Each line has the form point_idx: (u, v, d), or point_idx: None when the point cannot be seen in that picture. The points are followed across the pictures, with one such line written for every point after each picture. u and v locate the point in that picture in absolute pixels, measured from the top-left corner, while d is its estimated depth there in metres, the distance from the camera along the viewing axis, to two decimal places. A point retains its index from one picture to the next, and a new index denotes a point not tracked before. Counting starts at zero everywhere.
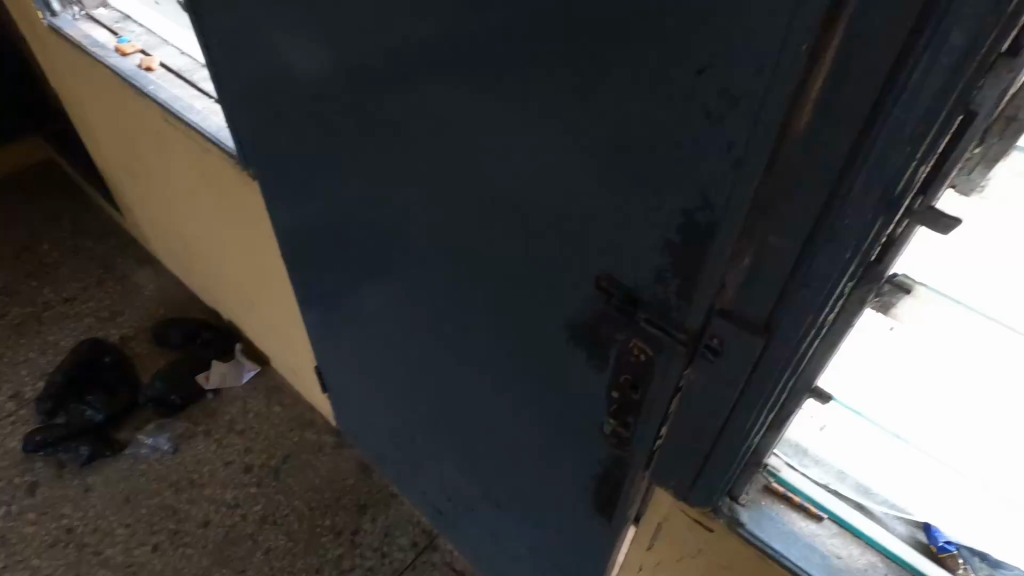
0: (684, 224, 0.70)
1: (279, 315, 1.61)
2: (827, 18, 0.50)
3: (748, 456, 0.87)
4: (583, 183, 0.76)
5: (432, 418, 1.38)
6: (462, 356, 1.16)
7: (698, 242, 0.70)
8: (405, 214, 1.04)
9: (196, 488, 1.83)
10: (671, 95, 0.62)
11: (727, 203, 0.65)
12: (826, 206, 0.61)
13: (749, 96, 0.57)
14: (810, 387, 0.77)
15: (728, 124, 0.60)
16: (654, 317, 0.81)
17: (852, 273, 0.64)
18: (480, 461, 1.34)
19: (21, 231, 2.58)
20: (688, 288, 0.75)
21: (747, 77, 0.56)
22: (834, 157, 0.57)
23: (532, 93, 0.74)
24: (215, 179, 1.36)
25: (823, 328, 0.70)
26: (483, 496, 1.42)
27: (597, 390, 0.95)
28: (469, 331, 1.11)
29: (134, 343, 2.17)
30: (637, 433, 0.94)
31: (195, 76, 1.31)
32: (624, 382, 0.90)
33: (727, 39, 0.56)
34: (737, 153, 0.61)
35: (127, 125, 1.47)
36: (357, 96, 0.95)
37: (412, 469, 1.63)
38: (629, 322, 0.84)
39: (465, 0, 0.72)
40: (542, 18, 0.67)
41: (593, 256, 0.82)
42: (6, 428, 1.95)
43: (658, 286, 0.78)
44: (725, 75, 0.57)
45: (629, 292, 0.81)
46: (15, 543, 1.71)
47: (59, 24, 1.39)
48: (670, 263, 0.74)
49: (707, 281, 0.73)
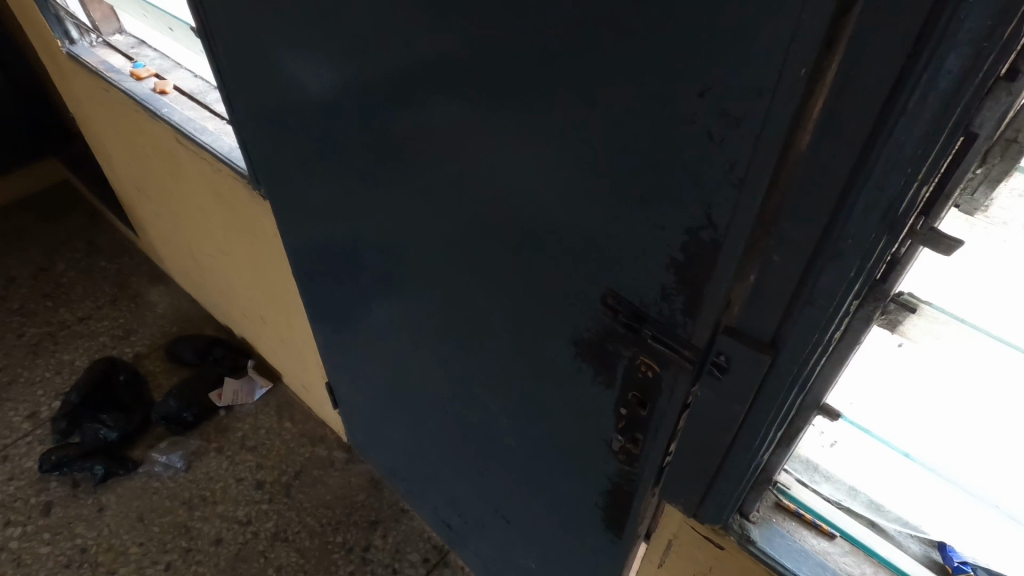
0: (688, 243, 0.70)
1: (290, 332, 1.63)
2: (825, 42, 0.51)
3: (758, 472, 0.87)
4: (588, 203, 0.77)
5: (442, 434, 1.39)
6: (470, 373, 1.17)
7: (701, 262, 0.71)
8: (414, 234, 1.06)
9: (209, 506, 1.84)
10: (673, 116, 0.63)
11: (730, 222, 0.65)
12: (828, 226, 0.61)
13: (750, 117, 0.57)
14: (818, 404, 0.78)
15: (729, 145, 0.60)
16: (660, 334, 0.81)
17: (857, 291, 0.65)
18: (490, 478, 1.34)
19: (38, 251, 2.63)
20: (693, 307, 0.75)
21: (747, 100, 0.57)
22: (835, 178, 0.58)
23: (536, 115, 0.75)
24: (227, 200, 1.38)
25: (831, 345, 0.71)
26: (493, 513, 1.42)
27: (605, 408, 0.96)
28: (477, 348, 1.12)
29: (147, 361, 2.20)
30: (646, 451, 0.93)
31: (207, 98, 1.34)
32: (632, 399, 0.90)
33: (727, 62, 0.56)
34: (739, 174, 0.61)
35: (142, 148, 1.50)
36: (364, 118, 0.97)
37: (423, 486, 1.63)
38: (635, 338, 0.84)
39: (470, 25, 0.74)
40: (545, 41, 0.68)
41: (599, 274, 0.82)
42: (23, 448, 1.98)
43: (663, 304, 0.78)
44: (725, 98, 0.58)
45: (634, 309, 0.81)
46: (30, 563, 1.73)
47: (77, 51, 1.43)
48: (675, 281, 0.75)
49: (712, 299, 0.73)
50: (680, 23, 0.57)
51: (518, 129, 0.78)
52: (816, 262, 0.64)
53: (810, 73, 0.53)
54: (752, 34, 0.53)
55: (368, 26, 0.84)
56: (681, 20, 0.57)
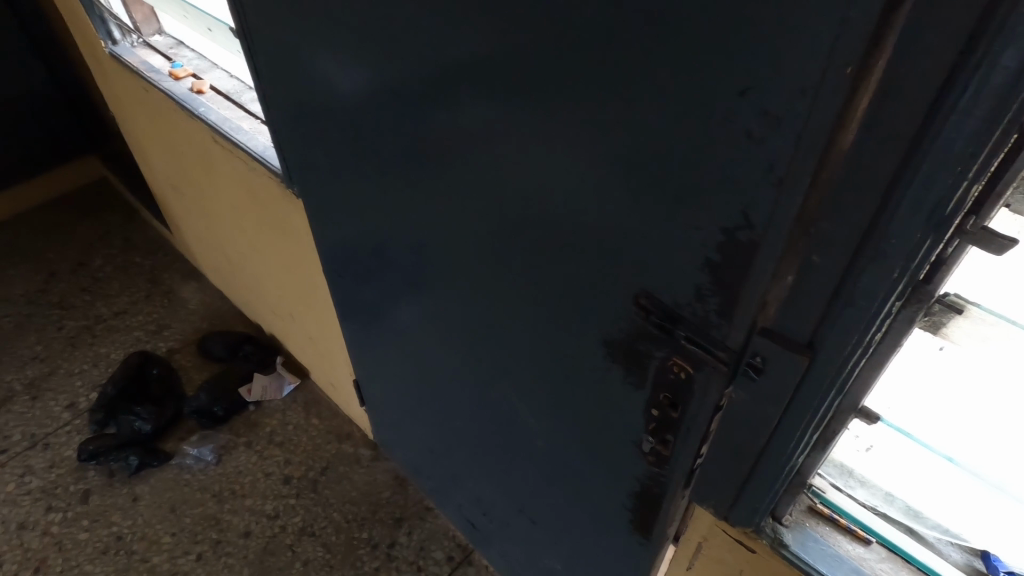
0: (724, 243, 0.70)
1: (318, 329, 1.65)
2: (873, 38, 0.51)
3: (792, 475, 0.86)
4: (622, 201, 0.77)
5: (468, 433, 1.40)
6: (499, 371, 1.18)
7: (739, 262, 0.70)
8: (447, 232, 1.07)
9: (238, 499, 1.87)
10: (712, 114, 0.63)
11: (769, 220, 0.65)
12: (871, 226, 0.61)
13: (792, 116, 0.57)
14: (856, 407, 0.77)
15: (769, 144, 0.60)
16: (694, 334, 0.80)
17: (900, 293, 0.64)
18: (516, 477, 1.35)
19: (76, 247, 2.71)
20: (729, 309, 0.74)
21: (789, 99, 0.56)
22: (879, 178, 0.58)
23: (571, 114, 0.76)
24: (260, 199, 1.42)
25: (871, 347, 0.70)
26: (518, 512, 1.43)
27: (634, 408, 0.95)
28: (507, 347, 1.12)
29: (179, 355, 2.25)
30: (677, 453, 0.93)
31: (243, 97, 1.37)
32: (663, 400, 0.89)
33: (766, 61, 0.56)
34: (779, 173, 0.61)
35: (178, 146, 1.54)
36: (399, 117, 0.98)
37: (448, 483, 1.64)
38: (668, 339, 0.83)
39: (508, 25, 0.75)
40: (583, 40, 0.69)
41: (632, 274, 0.83)
42: (62, 437, 2.04)
43: (698, 304, 0.77)
44: (766, 97, 0.58)
45: (668, 309, 0.81)
46: (69, 550, 1.78)
47: (119, 51, 1.47)
48: (710, 281, 0.74)
49: (749, 299, 0.72)
50: (722, 20, 0.58)
51: (552, 128, 0.79)
52: (857, 261, 0.64)
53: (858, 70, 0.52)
54: (795, 31, 0.53)
55: (408, 24, 0.85)
56: (722, 18, 0.57)
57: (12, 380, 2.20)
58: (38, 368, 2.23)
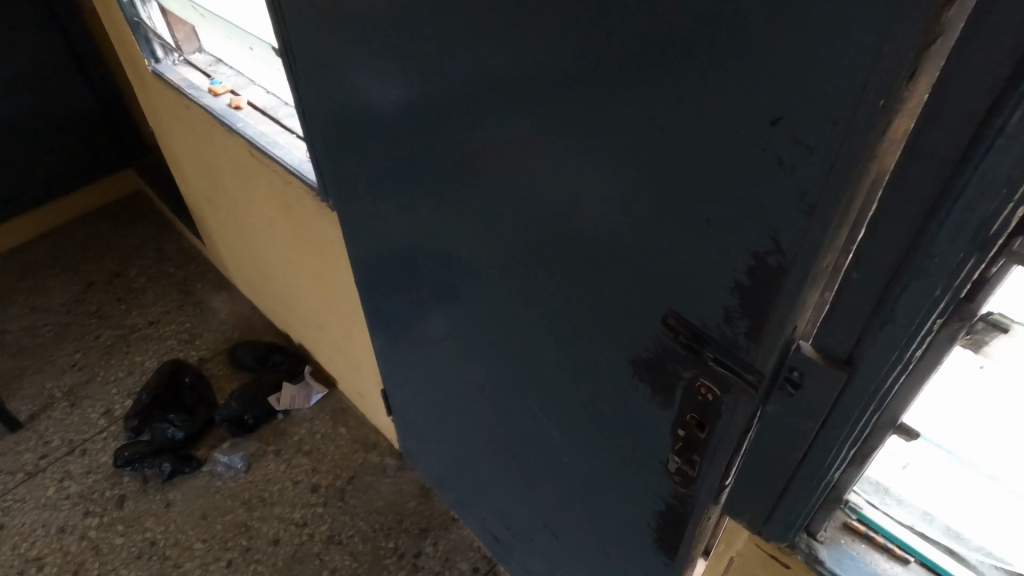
0: (754, 266, 0.71)
1: (348, 338, 1.68)
2: (907, 70, 0.52)
3: (827, 492, 0.86)
4: (654, 222, 0.79)
5: (494, 446, 1.41)
6: (528, 386, 1.19)
7: (766, 286, 0.72)
8: (481, 249, 1.09)
9: (268, 506, 1.90)
10: (744, 141, 0.64)
11: (799, 246, 0.66)
12: (913, 245, 0.62)
13: (825, 145, 0.58)
14: (895, 424, 0.77)
15: (801, 172, 0.62)
16: (721, 356, 0.82)
17: (941, 311, 0.64)
18: (542, 491, 1.35)
19: (112, 258, 2.78)
20: (758, 330, 0.75)
21: (822, 129, 0.58)
22: (920, 197, 0.58)
23: (607, 137, 0.78)
24: (295, 212, 1.45)
25: (911, 364, 0.70)
26: (542, 527, 1.43)
27: (661, 427, 0.96)
28: (536, 362, 1.14)
29: (211, 364, 2.30)
30: (703, 472, 0.94)
31: (280, 113, 1.41)
32: (690, 420, 0.91)
33: (801, 92, 0.58)
34: (812, 200, 0.62)
35: (216, 160, 1.59)
36: (436, 135, 1.02)
37: (472, 496, 1.65)
38: (696, 360, 0.85)
39: (547, 52, 0.77)
40: (620, 65, 0.71)
41: (662, 294, 0.84)
42: (98, 443, 2.08)
43: (725, 326, 0.79)
44: (798, 127, 0.59)
45: (697, 331, 0.83)
46: (106, 553, 1.81)
47: (161, 69, 1.53)
48: (739, 303, 0.76)
49: (776, 323, 0.73)
50: (754, 53, 0.59)
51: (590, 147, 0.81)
52: (897, 280, 0.64)
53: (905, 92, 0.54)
54: (826, 68, 0.55)
55: (450, 46, 0.88)
56: (762, 45, 0.58)
57: (51, 387, 2.26)
58: (75, 375, 2.29)
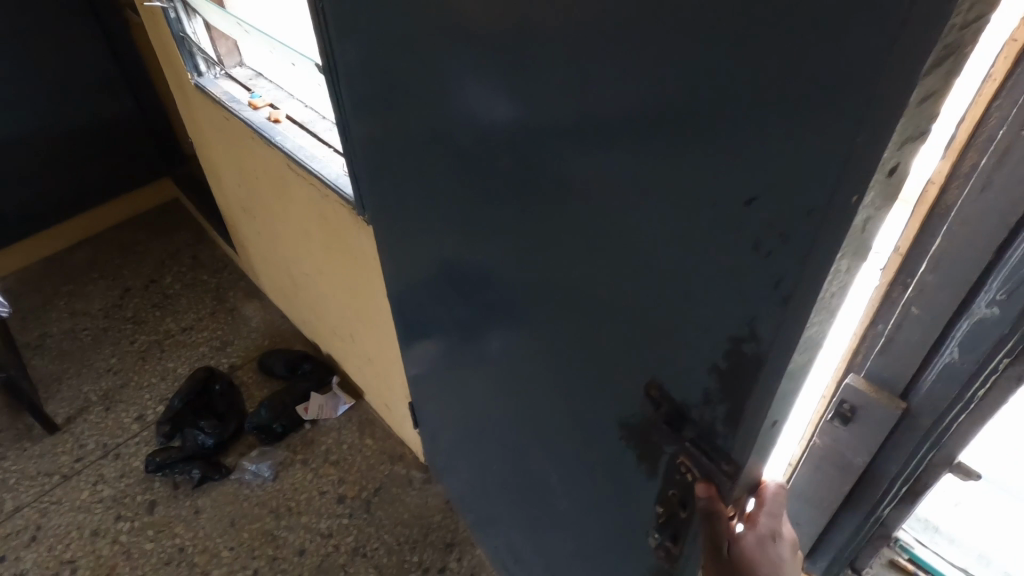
0: (729, 353, 0.59)
1: (379, 351, 1.68)
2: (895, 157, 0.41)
3: (874, 524, 0.91)
4: (621, 292, 0.68)
5: (504, 479, 1.38)
6: (528, 429, 1.13)
7: (744, 377, 0.59)
8: (475, 287, 1.03)
9: (294, 516, 1.91)
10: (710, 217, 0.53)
11: (776, 341, 0.54)
12: (976, 282, 0.64)
13: (799, 232, 0.47)
14: (952, 461, 0.79)
15: (775, 261, 0.50)
16: (700, 437, 0.70)
17: (1008, 351, 0.67)
18: (548, 533, 1.30)
19: (147, 265, 2.84)
20: (735, 418, 0.63)
21: (794, 214, 0.47)
22: (984, 243, 0.61)
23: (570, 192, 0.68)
24: (332, 226, 1.46)
25: (971, 402, 0.73)
26: (544, 565, 1.41)
27: (647, 495, 0.86)
28: (534, 410, 1.06)
29: (241, 372, 2.32)
30: (686, 554, 0.82)
31: (318, 127, 1.43)
32: (672, 496, 0.80)
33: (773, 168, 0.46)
34: (786, 291, 0.51)
35: (254, 171, 1.61)
36: (426, 170, 0.96)
37: (486, 521, 1.63)
38: (674, 436, 0.73)
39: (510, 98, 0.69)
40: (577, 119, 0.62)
41: (636, 365, 0.73)
42: (131, 447, 2.12)
43: (704, 408, 0.66)
44: (770, 210, 0.48)
45: (676, 407, 0.70)
46: (136, 559, 1.83)
47: (203, 82, 1.56)
48: (717, 387, 0.63)
49: (757, 415, 0.61)
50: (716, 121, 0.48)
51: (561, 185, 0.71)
52: (962, 317, 0.67)
53: (972, 112, 0.55)
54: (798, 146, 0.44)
55: (432, 76, 0.82)
56: (721, 110, 0.48)
57: (88, 391, 2.31)
58: (110, 380, 2.34)
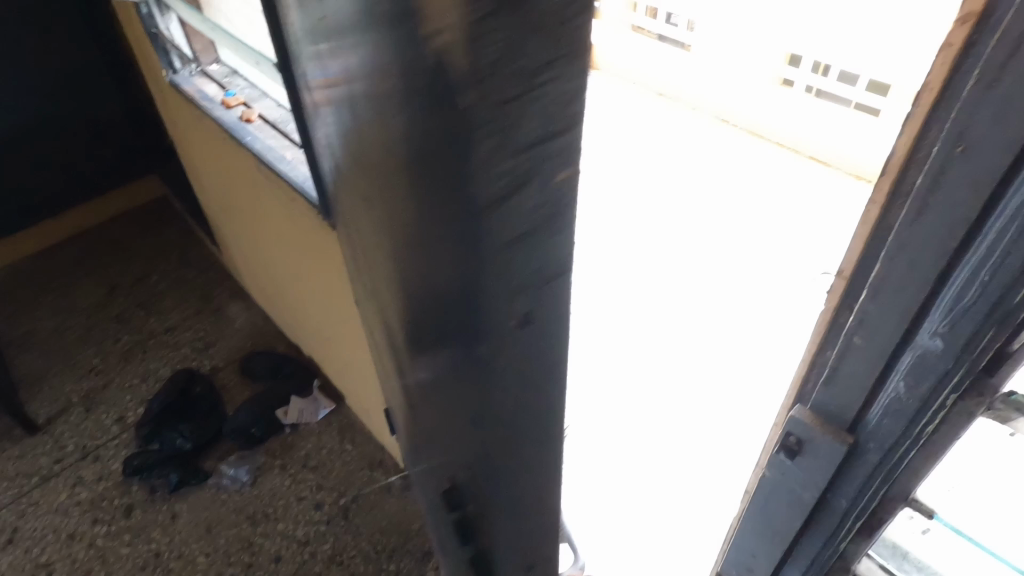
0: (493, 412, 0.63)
1: (356, 357, 1.65)
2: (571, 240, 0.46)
3: (836, 556, 1.03)
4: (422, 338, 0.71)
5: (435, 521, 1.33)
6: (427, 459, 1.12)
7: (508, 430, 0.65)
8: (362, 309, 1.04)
9: (271, 522, 1.90)
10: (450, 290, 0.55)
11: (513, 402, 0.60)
12: (917, 311, 0.72)
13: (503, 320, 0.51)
14: (907, 498, 0.88)
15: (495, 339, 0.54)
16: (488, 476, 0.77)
17: (955, 387, 0.73)
18: None
19: (132, 264, 2.84)
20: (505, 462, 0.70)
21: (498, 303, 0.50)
22: (928, 264, 0.69)
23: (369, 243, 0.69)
24: (302, 230, 1.43)
25: (923, 438, 0.80)
26: None
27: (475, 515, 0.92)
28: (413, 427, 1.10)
29: (224, 373, 2.32)
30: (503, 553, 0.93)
31: (290, 126, 1.38)
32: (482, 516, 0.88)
33: (472, 258, 0.49)
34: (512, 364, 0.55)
35: (229, 171, 1.58)
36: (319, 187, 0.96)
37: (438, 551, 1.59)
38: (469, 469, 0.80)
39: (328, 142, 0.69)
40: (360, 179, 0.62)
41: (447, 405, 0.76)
42: (110, 450, 2.13)
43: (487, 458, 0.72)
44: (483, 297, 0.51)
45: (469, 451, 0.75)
46: (112, 563, 1.85)
47: (178, 79, 1.53)
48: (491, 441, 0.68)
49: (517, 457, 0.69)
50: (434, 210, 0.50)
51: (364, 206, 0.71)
52: (905, 348, 0.75)
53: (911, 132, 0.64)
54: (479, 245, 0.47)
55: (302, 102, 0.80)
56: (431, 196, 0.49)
57: (70, 391, 2.32)
58: (92, 380, 2.35)
